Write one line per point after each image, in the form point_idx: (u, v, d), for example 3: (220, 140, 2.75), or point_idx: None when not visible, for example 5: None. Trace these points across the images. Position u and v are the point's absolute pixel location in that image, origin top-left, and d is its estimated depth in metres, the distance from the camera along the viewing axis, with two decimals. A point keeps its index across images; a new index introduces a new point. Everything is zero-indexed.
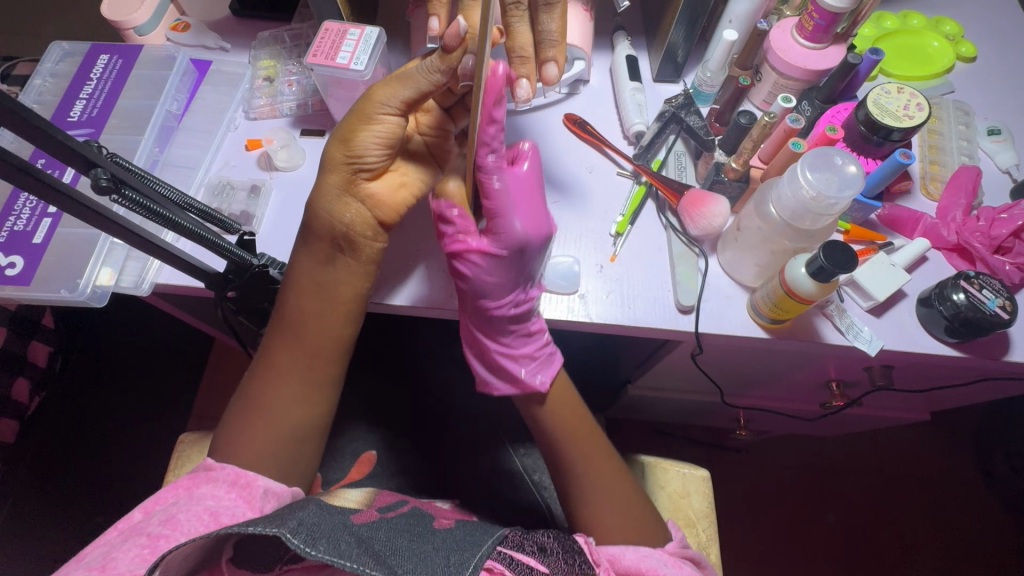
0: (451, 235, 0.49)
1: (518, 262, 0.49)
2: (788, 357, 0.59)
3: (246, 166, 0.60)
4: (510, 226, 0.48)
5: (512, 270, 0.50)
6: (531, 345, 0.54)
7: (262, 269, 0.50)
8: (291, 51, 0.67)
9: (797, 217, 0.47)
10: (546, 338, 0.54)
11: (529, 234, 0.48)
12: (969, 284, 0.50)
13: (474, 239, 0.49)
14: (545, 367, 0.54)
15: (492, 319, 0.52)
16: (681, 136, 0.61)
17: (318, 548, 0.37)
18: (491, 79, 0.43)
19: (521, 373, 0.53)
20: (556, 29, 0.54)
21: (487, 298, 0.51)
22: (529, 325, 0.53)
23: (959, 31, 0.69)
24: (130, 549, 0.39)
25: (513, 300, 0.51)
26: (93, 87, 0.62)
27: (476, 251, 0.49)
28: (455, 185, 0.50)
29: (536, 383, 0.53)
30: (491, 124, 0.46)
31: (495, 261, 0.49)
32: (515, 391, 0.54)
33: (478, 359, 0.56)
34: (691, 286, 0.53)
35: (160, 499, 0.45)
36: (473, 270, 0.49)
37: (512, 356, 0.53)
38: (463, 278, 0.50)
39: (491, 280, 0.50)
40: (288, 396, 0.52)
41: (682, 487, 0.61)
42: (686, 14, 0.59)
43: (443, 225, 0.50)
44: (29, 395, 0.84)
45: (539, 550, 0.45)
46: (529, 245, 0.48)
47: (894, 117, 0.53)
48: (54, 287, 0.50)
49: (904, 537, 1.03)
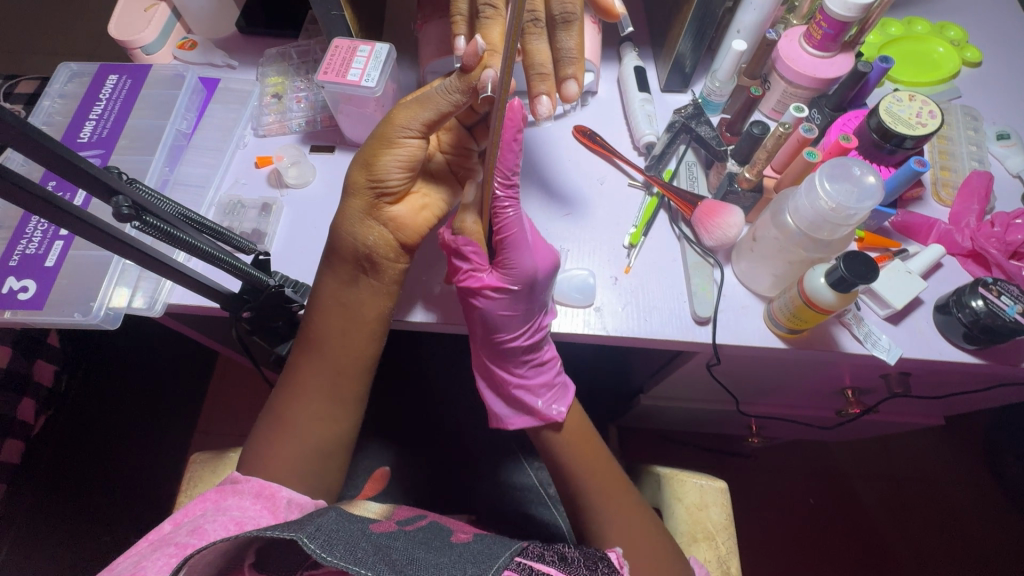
0: (465, 271, 0.50)
1: (528, 299, 0.50)
2: (805, 367, 0.59)
3: (255, 184, 0.60)
4: (523, 261, 0.49)
5: (524, 304, 0.51)
6: (544, 374, 0.55)
7: (278, 288, 0.49)
8: (298, 68, 0.67)
9: (814, 227, 0.47)
10: (557, 364, 0.56)
11: (538, 269, 0.49)
12: (989, 290, 0.49)
13: (490, 275, 0.50)
14: (561, 397, 0.55)
15: (504, 351, 0.53)
16: (692, 146, 0.62)
17: (334, 553, 0.36)
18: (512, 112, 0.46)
19: (538, 404, 0.54)
20: (574, 47, 0.53)
21: (500, 331, 0.51)
22: (542, 354, 0.55)
23: (963, 36, 0.69)
24: (159, 559, 0.38)
25: (527, 333, 0.52)
26: (102, 108, 0.61)
27: (491, 287, 0.49)
28: (473, 221, 0.49)
29: (554, 414, 0.54)
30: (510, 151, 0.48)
31: (509, 297, 0.50)
32: (534, 426, 0.54)
33: (495, 394, 0.56)
34: (707, 297, 0.53)
35: (189, 512, 0.44)
36: (488, 304, 0.50)
37: (528, 388, 0.54)
38: (477, 309, 0.51)
39: (507, 314, 0.50)
40: (316, 415, 0.52)
41: (700, 499, 0.61)
42: (694, 26, 0.59)
43: (457, 261, 0.50)
44: (35, 415, 0.82)
45: (561, 560, 0.44)
46: (539, 280, 0.49)
47: (907, 125, 0.53)
48: (66, 311, 0.50)
49: (919, 541, 1.03)
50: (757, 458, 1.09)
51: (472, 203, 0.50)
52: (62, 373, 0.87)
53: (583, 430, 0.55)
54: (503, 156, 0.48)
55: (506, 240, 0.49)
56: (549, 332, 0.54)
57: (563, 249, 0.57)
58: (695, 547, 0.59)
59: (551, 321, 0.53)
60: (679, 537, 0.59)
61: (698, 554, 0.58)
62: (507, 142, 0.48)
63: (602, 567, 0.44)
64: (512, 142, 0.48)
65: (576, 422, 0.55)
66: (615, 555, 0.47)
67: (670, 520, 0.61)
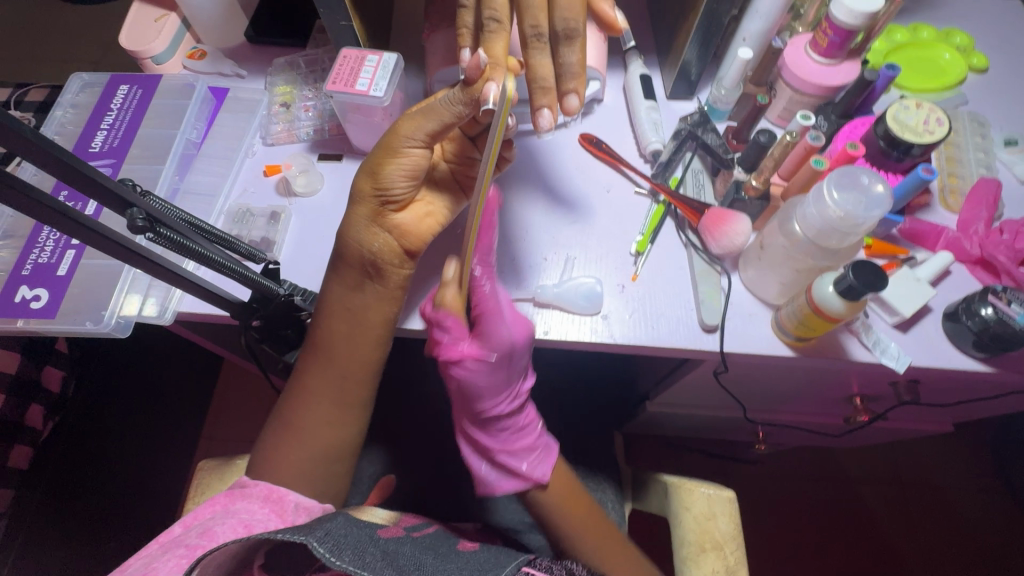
0: (447, 342, 0.50)
1: (508, 366, 0.51)
2: (813, 374, 0.59)
3: (264, 192, 0.60)
4: (500, 331, 0.50)
5: (503, 372, 0.52)
6: (525, 438, 0.56)
7: (287, 298, 0.50)
8: (306, 77, 0.68)
9: (822, 236, 0.47)
10: (535, 427, 0.57)
11: (516, 339, 0.51)
12: (998, 298, 0.49)
13: (470, 346, 0.51)
14: (544, 458, 0.55)
15: (484, 419, 0.54)
16: (698, 153, 0.61)
17: (342, 558, 0.36)
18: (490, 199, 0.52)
19: (522, 468, 0.54)
20: (576, 61, 0.53)
21: (482, 399, 0.52)
22: (521, 419, 0.56)
23: (970, 43, 0.69)
24: (169, 561, 0.38)
25: (507, 398, 0.54)
26: (113, 118, 0.62)
27: (471, 358, 0.50)
28: (452, 294, 0.49)
29: (538, 476, 0.53)
30: (486, 232, 0.52)
31: (489, 367, 0.51)
32: (522, 489, 0.54)
33: (478, 460, 0.56)
34: (715, 305, 0.53)
35: (199, 514, 0.45)
36: (468, 373, 0.51)
37: (510, 452, 0.55)
38: (457, 379, 0.52)
39: (486, 382, 0.52)
40: (323, 421, 0.52)
41: (709, 509, 0.60)
42: (700, 34, 0.59)
43: (437, 333, 0.50)
44: (43, 421, 0.83)
45: (569, 575, 0.44)
46: (516, 350, 0.51)
47: (915, 132, 0.53)
48: (78, 319, 0.50)
49: (928, 548, 1.02)
50: (762, 465, 1.08)
51: (451, 277, 0.50)
52: (70, 380, 0.87)
53: (568, 474, 0.56)
54: (481, 237, 0.51)
55: (486, 314, 0.51)
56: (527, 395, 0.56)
57: (569, 256, 0.57)
58: (702, 556, 0.58)
59: (528, 386, 0.56)
60: (687, 546, 0.59)
61: (706, 564, 0.58)
62: (486, 223, 0.51)
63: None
64: (490, 220, 0.51)
65: (561, 480, 0.55)
66: None
67: (678, 529, 0.61)
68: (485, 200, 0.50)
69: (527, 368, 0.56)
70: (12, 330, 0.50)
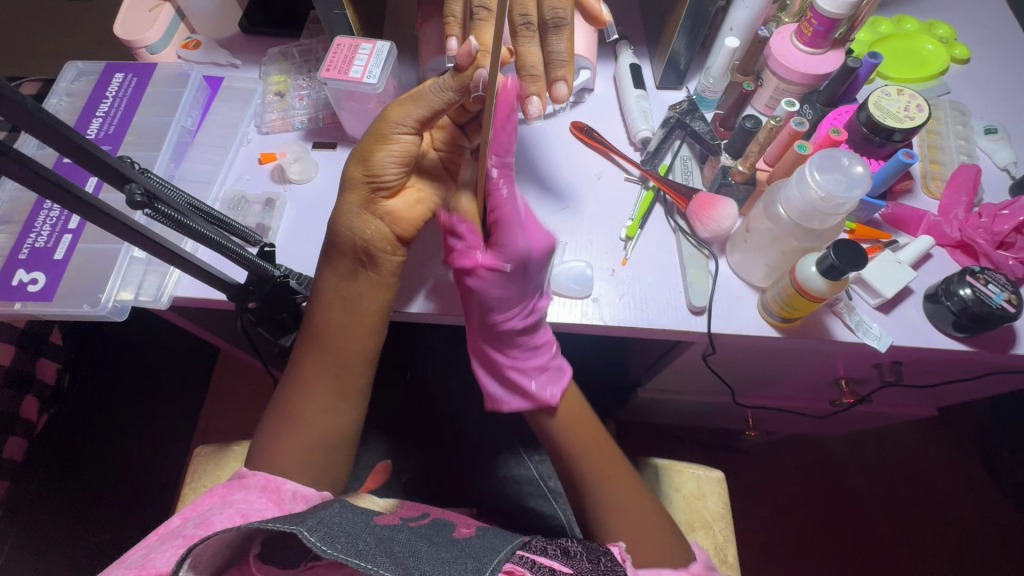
0: (461, 250, 0.50)
1: (521, 279, 0.50)
2: (799, 356, 0.60)
3: (259, 180, 0.61)
4: (516, 241, 0.49)
5: (518, 284, 0.51)
6: (538, 357, 0.55)
7: (283, 279, 0.51)
8: (301, 66, 0.68)
9: (805, 217, 0.48)
10: (552, 346, 0.55)
11: (531, 249, 0.49)
12: (975, 279, 0.51)
13: (484, 254, 0.50)
14: (555, 379, 0.55)
15: (498, 332, 0.53)
16: (687, 141, 0.63)
17: (334, 547, 0.36)
18: (504, 92, 0.45)
19: (531, 387, 0.54)
20: (564, 49, 0.55)
21: (495, 311, 0.51)
22: (535, 336, 0.54)
23: (952, 34, 0.71)
24: (168, 549, 0.39)
25: (522, 313, 0.52)
26: (109, 105, 0.63)
27: (485, 265, 0.49)
28: (468, 201, 0.49)
29: (547, 397, 0.54)
30: (502, 132, 0.47)
31: (502, 276, 0.50)
32: (529, 408, 0.54)
33: (489, 376, 0.56)
34: (702, 288, 0.54)
35: (197, 505, 0.46)
36: (481, 283, 0.50)
37: (521, 369, 0.54)
38: (472, 291, 0.51)
39: (499, 294, 0.50)
40: (318, 408, 0.52)
41: (698, 489, 0.62)
42: (688, 23, 0.60)
43: (452, 240, 0.50)
44: (38, 413, 0.82)
45: (563, 553, 0.45)
46: (531, 260, 0.50)
47: (896, 118, 0.54)
48: (75, 302, 0.51)
49: (915, 533, 1.04)
50: (753, 453, 1.10)
51: (466, 185, 0.51)
52: (64, 371, 0.87)
53: (583, 420, 0.56)
54: (497, 133, 0.46)
55: (501, 221, 0.49)
56: (544, 314, 0.54)
57: (559, 241, 0.58)
58: (692, 535, 0.60)
59: (545, 303, 0.53)
60: (678, 527, 0.60)
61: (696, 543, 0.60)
62: (501, 120, 0.46)
63: (604, 561, 0.45)
64: (506, 121, 0.46)
65: (571, 403, 0.56)
66: (617, 548, 0.48)
67: (668, 509, 0.62)
68: (500, 88, 0.44)
69: (546, 285, 0.54)
70: (9, 314, 0.51)
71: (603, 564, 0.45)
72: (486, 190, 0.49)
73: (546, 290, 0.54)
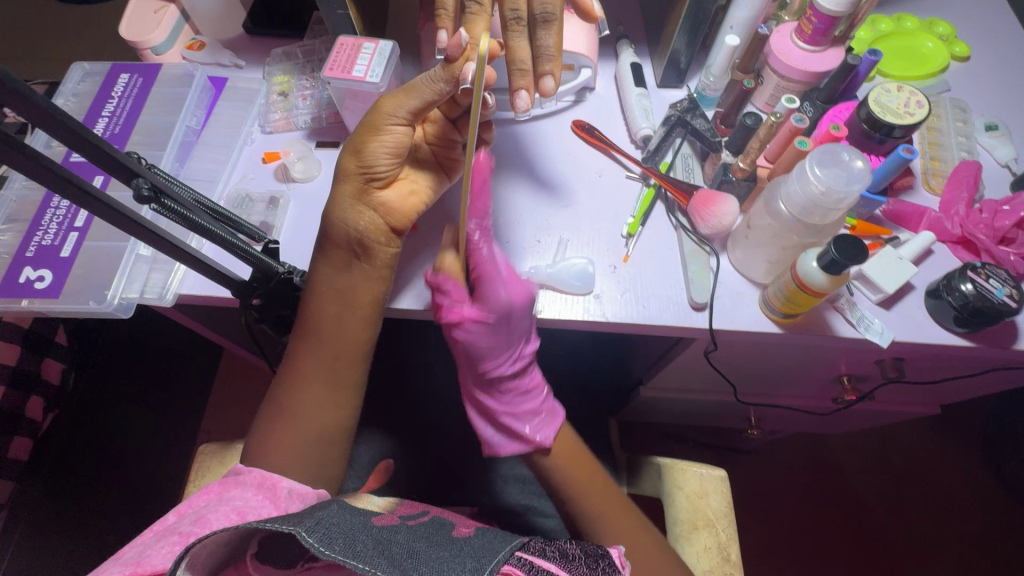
0: (447, 306, 0.52)
1: (507, 328, 0.53)
2: (801, 352, 0.60)
3: (263, 178, 0.62)
4: (498, 294, 0.52)
5: (503, 334, 0.54)
6: (530, 401, 0.58)
7: (287, 275, 0.51)
8: (304, 67, 0.69)
9: (806, 213, 0.48)
10: (541, 388, 0.59)
11: (514, 302, 0.52)
12: (976, 274, 0.51)
13: (468, 308, 0.53)
14: (549, 422, 0.57)
15: (488, 381, 0.56)
16: (687, 139, 0.63)
17: (332, 548, 0.35)
18: (478, 164, 0.49)
19: (525, 430, 0.56)
20: (553, 44, 0.55)
21: (484, 362, 0.55)
22: (524, 382, 0.58)
23: (952, 32, 0.71)
24: (163, 547, 0.39)
25: (510, 360, 0.56)
26: (115, 105, 0.64)
27: (471, 320, 0.53)
28: (451, 259, 0.52)
29: (541, 441, 0.55)
30: (479, 200, 0.50)
31: (487, 329, 0.53)
32: (524, 451, 0.56)
33: (484, 421, 0.59)
34: (703, 284, 0.54)
35: (192, 503, 0.45)
36: (468, 336, 0.53)
37: (513, 415, 0.57)
38: (460, 343, 0.54)
39: (486, 345, 0.54)
40: (315, 402, 0.52)
41: (700, 487, 0.62)
42: (688, 22, 0.60)
43: (438, 297, 0.53)
44: (42, 414, 0.83)
45: (563, 556, 0.44)
46: (514, 311, 0.53)
47: (896, 114, 0.54)
48: (81, 299, 0.51)
49: (920, 534, 1.03)
50: (756, 454, 1.10)
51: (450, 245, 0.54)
52: (69, 372, 0.88)
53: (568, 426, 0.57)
54: (474, 198, 0.50)
55: (482, 278, 0.52)
56: (531, 356, 0.58)
57: (562, 238, 0.58)
58: (695, 534, 0.60)
59: (530, 347, 0.57)
60: (680, 525, 0.60)
61: (698, 541, 0.59)
62: (478, 183, 0.49)
63: (603, 565, 0.45)
64: (482, 183, 0.49)
65: (565, 442, 0.57)
66: (615, 552, 0.48)
67: (671, 508, 0.62)
68: (473, 162, 0.48)
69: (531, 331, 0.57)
70: (16, 311, 0.51)
71: (601, 568, 0.45)
72: (468, 250, 0.52)
73: (532, 336, 0.58)
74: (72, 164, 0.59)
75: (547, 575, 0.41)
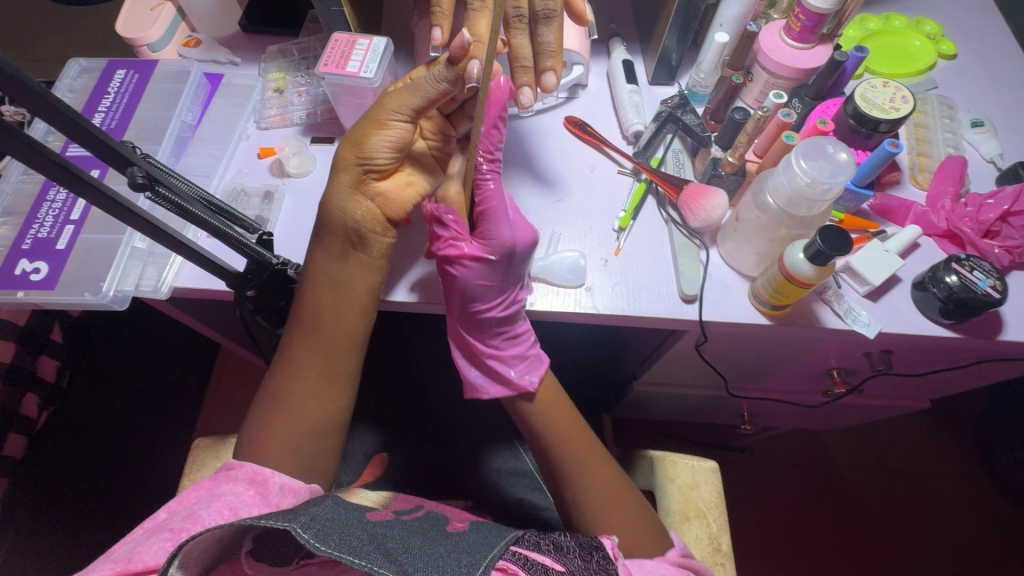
0: (445, 240, 0.52)
1: (506, 269, 0.53)
2: (790, 345, 0.61)
3: (259, 173, 0.62)
4: (500, 231, 0.52)
5: (501, 274, 0.53)
6: (517, 346, 0.57)
7: (281, 267, 0.51)
8: (300, 64, 0.69)
9: (793, 205, 0.49)
10: (530, 337, 0.58)
11: (516, 240, 0.52)
12: (961, 266, 0.52)
13: (468, 245, 0.52)
14: (534, 368, 0.57)
15: (478, 322, 0.55)
16: (678, 135, 0.64)
17: (328, 543, 0.36)
18: (495, 92, 0.52)
19: (510, 374, 0.56)
20: (553, 41, 0.56)
21: (477, 302, 0.53)
22: (515, 327, 0.56)
23: (939, 30, 0.72)
24: (155, 543, 0.39)
25: (502, 304, 0.54)
26: (111, 100, 0.64)
27: (470, 255, 0.52)
28: (456, 190, 0.53)
29: (526, 383, 0.55)
30: (494, 129, 0.53)
31: (487, 266, 0.52)
32: (508, 396, 0.56)
33: (469, 365, 0.58)
34: (694, 276, 0.55)
35: (184, 499, 0.46)
36: (465, 273, 0.52)
37: (501, 359, 0.56)
38: (455, 281, 0.52)
39: (482, 283, 0.52)
40: (309, 393, 0.53)
41: (692, 479, 0.63)
42: (678, 20, 0.61)
43: (438, 229, 0.53)
44: (37, 411, 0.83)
45: (555, 549, 0.44)
46: (517, 251, 0.52)
47: (882, 109, 0.55)
48: (78, 291, 0.52)
49: (914, 531, 1.04)
50: (750, 451, 1.11)
51: (455, 174, 0.54)
52: (64, 370, 0.88)
53: (558, 401, 0.57)
54: (489, 131, 0.53)
55: (488, 213, 0.52)
56: (525, 308, 0.56)
57: (554, 232, 0.59)
58: (687, 524, 0.60)
59: (525, 296, 0.55)
60: (672, 516, 0.61)
61: (689, 531, 0.60)
62: (492, 117, 0.53)
63: (597, 558, 0.44)
64: (495, 110, 0.52)
65: (548, 391, 0.57)
66: (610, 543, 0.46)
67: (662, 499, 0.63)
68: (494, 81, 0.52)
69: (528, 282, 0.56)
70: (12, 303, 0.52)
71: (595, 561, 0.43)
72: (475, 182, 0.54)
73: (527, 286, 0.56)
74: (71, 156, 0.59)
75: (542, 570, 0.41)
